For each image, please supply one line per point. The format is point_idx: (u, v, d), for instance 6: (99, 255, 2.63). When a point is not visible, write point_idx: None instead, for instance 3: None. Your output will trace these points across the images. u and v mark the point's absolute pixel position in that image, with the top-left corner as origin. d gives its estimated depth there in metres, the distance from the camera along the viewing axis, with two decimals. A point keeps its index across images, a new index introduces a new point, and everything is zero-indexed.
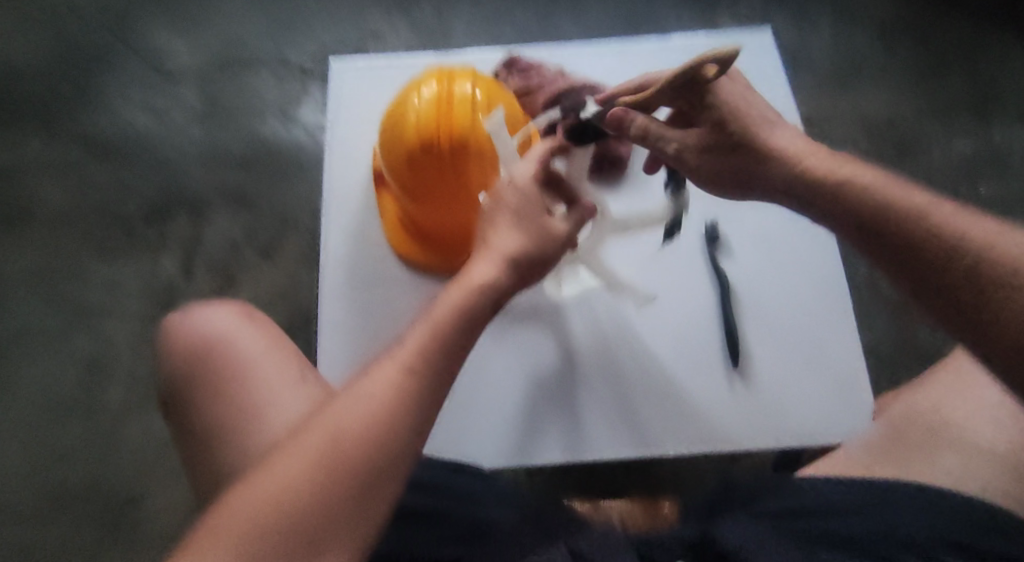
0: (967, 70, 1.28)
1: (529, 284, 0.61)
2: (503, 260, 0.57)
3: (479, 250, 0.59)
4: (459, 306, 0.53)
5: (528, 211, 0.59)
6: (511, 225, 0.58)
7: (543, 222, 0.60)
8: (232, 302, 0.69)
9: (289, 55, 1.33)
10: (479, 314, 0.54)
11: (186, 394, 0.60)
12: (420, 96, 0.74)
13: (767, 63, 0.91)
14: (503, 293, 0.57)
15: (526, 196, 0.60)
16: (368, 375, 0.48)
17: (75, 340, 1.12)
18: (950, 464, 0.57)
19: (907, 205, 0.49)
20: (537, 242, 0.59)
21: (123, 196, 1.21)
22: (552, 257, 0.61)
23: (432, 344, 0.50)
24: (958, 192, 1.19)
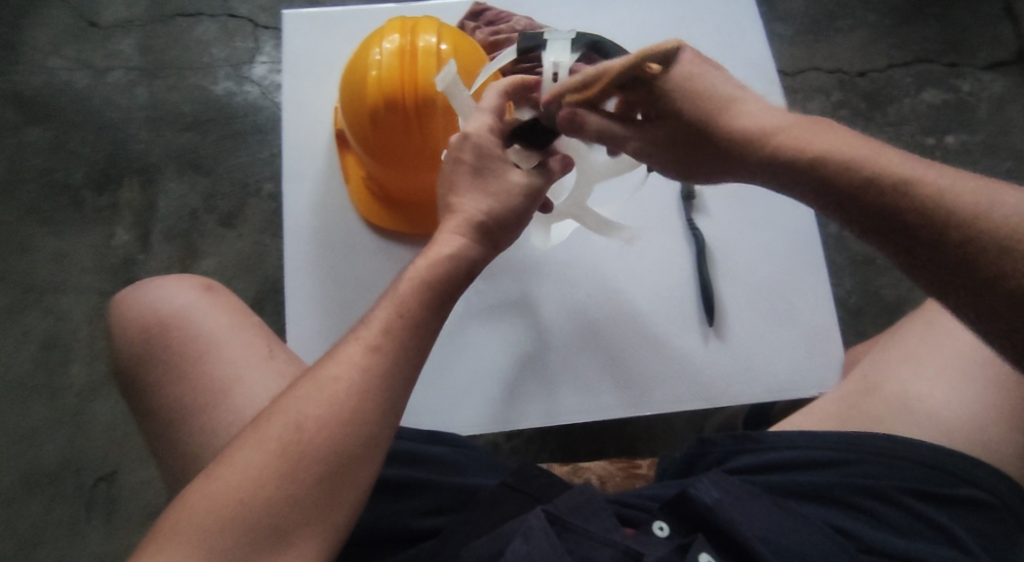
0: (938, 16, 1.27)
1: (502, 246, 0.60)
2: (468, 224, 0.56)
3: (445, 216, 0.58)
4: (426, 279, 0.52)
5: (489, 170, 0.58)
6: (473, 187, 0.57)
7: (505, 178, 0.58)
8: (190, 274, 0.64)
9: (237, 5, 1.24)
10: (450, 284, 0.53)
11: (142, 376, 0.57)
12: (381, 50, 0.70)
13: (743, 10, 0.88)
14: (475, 259, 0.55)
15: (485, 147, 0.57)
16: (333, 357, 0.48)
17: (28, 318, 1.07)
18: (919, 417, 0.58)
19: (894, 172, 0.41)
20: (504, 202, 0.57)
21: (67, 163, 1.14)
22: (523, 216, 0.60)
23: (398, 321, 0.49)
24: (925, 143, 1.19)
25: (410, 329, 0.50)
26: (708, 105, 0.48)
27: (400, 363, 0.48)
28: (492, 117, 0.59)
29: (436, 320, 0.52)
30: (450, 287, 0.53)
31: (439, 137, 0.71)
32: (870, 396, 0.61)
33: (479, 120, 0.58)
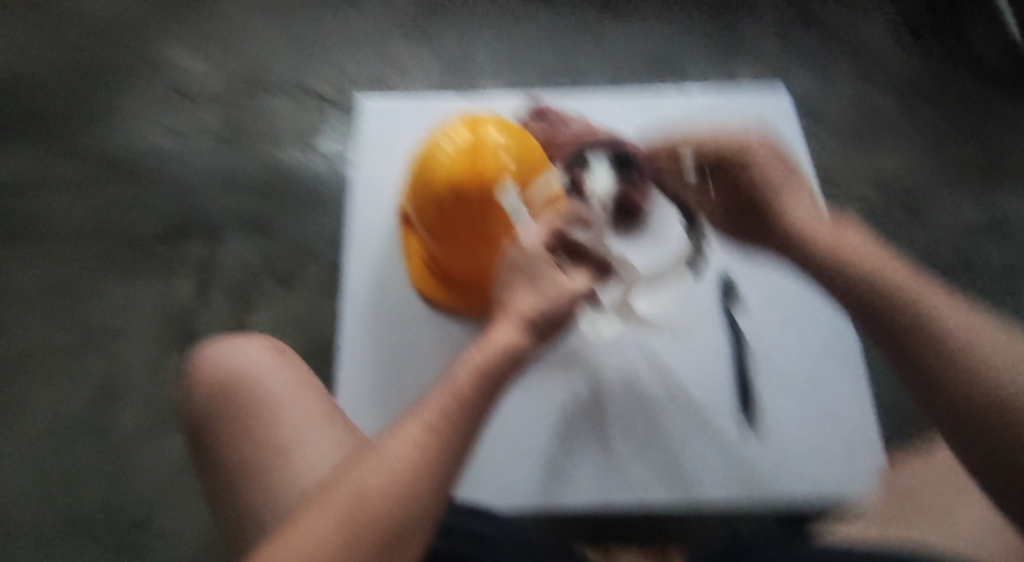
0: (977, 135, 1.31)
1: (550, 342, 0.61)
2: (519, 321, 0.57)
3: (499, 313, 0.60)
4: (480, 367, 0.54)
5: (542, 274, 0.59)
6: (528, 288, 0.59)
7: (557, 282, 0.59)
8: (261, 336, 0.72)
9: (314, 85, 1.36)
10: (501, 374, 0.55)
11: (210, 430, 0.62)
12: (452, 142, 0.74)
13: (785, 128, 0.96)
14: (521, 354, 0.57)
15: (536, 252, 0.60)
16: (392, 434, 0.50)
17: (85, 360, 1.11)
18: (958, 529, 0.61)
19: (899, 292, 0.54)
20: (555, 301, 0.59)
21: (143, 217, 1.22)
22: (570, 315, 0.61)
23: (451, 402, 0.52)
24: (971, 257, 1.19)
25: (464, 410, 0.52)
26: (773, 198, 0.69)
27: (454, 439, 0.50)
28: (543, 232, 0.63)
29: (487, 404, 0.54)
30: (497, 381, 0.55)
31: (499, 225, 0.75)
32: (903, 500, 0.66)
33: (531, 235, 0.62)
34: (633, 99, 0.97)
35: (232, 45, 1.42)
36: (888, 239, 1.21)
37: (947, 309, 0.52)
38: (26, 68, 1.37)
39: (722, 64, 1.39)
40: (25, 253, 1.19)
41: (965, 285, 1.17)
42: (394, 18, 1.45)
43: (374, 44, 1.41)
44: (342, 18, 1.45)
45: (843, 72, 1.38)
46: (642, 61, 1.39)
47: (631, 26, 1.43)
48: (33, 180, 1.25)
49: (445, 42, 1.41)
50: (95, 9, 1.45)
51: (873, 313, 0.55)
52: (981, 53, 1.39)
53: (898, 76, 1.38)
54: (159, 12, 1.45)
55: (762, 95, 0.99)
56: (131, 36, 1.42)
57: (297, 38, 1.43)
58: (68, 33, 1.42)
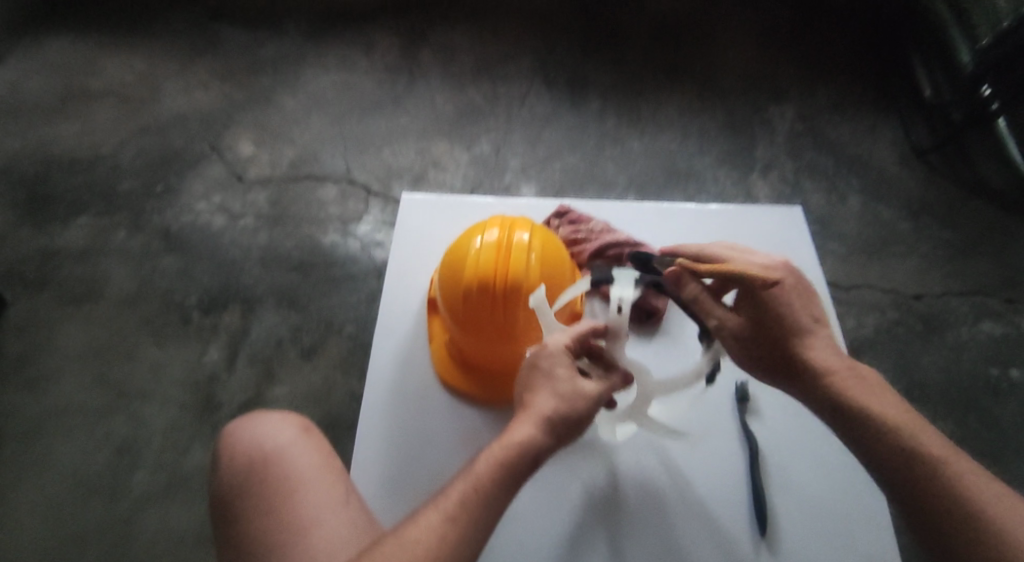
0: (988, 254, 1.35)
1: (568, 442, 0.68)
2: (538, 422, 0.64)
3: (522, 411, 0.67)
4: (497, 463, 0.61)
5: (562, 380, 0.67)
6: (548, 391, 0.67)
7: (575, 385, 0.67)
8: (293, 412, 0.76)
9: (357, 175, 1.47)
10: (517, 471, 0.61)
11: (240, 502, 0.66)
12: (482, 239, 0.81)
13: (797, 239, 1.02)
14: (536, 454, 0.63)
15: (557, 355, 0.68)
16: (416, 521, 0.58)
17: (112, 421, 1.14)
18: None
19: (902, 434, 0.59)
20: (571, 405, 0.66)
21: (187, 287, 1.30)
22: (586, 419, 0.67)
23: (469, 495, 0.59)
24: (989, 373, 1.20)
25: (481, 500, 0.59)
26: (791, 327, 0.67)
27: (468, 529, 0.57)
28: (570, 337, 0.70)
29: (503, 498, 0.60)
30: (512, 476, 0.61)
31: (519, 318, 0.80)
32: None
33: (558, 338, 0.69)
34: (650, 208, 1.05)
35: (287, 135, 1.55)
36: (904, 350, 1.22)
37: (923, 434, 0.59)
38: (105, 148, 1.52)
39: (739, 173, 1.48)
40: (74, 314, 1.26)
41: (988, 405, 1.16)
42: (437, 120, 1.58)
43: (416, 142, 1.54)
44: (389, 118, 1.58)
45: (855, 186, 1.46)
46: (663, 168, 1.49)
47: (655, 137, 1.54)
48: (93, 247, 1.35)
49: (481, 143, 1.53)
50: (172, 100, 1.62)
51: (885, 446, 0.59)
52: (991, 177, 1.45)
53: (909, 194, 1.45)
54: (227, 104, 1.61)
55: (777, 213, 1.05)
56: (200, 124, 1.57)
57: (346, 132, 1.56)
58: (146, 120, 1.58)
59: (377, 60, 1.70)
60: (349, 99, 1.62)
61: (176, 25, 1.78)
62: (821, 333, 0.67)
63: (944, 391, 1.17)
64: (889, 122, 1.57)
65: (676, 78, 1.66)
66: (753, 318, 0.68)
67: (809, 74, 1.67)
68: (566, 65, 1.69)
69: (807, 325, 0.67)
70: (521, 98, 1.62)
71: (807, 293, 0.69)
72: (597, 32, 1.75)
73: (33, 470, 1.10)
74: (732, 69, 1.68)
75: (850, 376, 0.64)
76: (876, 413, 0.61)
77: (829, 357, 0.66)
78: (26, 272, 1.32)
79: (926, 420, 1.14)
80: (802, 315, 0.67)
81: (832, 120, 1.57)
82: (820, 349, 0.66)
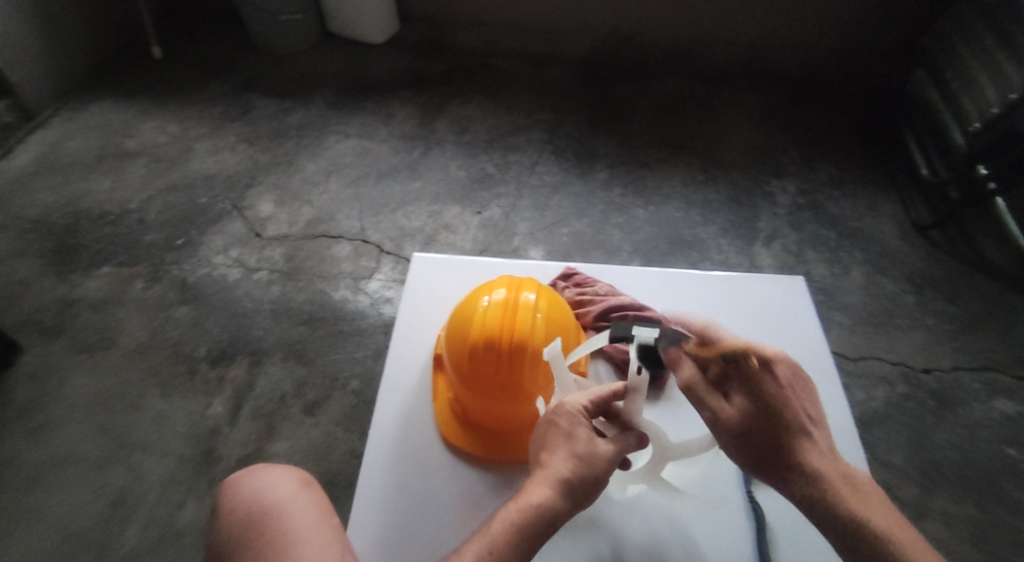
0: (998, 330, 1.35)
1: (587, 504, 0.70)
2: (555, 483, 0.68)
3: (538, 473, 0.70)
4: (513, 524, 0.65)
5: (579, 442, 0.70)
6: (565, 453, 0.70)
7: (592, 446, 0.70)
8: (297, 467, 0.76)
9: (371, 234, 1.52)
10: (534, 532, 0.65)
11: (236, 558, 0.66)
12: (489, 298, 0.83)
13: (800, 308, 1.03)
14: (553, 516, 0.66)
15: (574, 417, 0.72)
16: None
17: (110, 472, 1.14)
18: None
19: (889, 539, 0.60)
20: (588, 466, 0.68)
21: (197, 339, 1.32)
22: (604, 478, 0.69)
23: (487, 556, 0.64)
24: (1005, 453, 1.17)
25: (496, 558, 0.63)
26: (784, 420, 0.67)
27: None
28: (588, 399, 0.74)
29: (520, 556, 0.64)
30: (529, 537, 0.65)
31: (523, 377, 0.81)
32: None
33: (576, 399, 0.73)
34: (656, 273, 1.07)
35: (306, 195, 1.61)
36: (916, 426, 1.20)
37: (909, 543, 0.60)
38: (132, 204, 1.58)
39: (744, 244, 1.51)
40: (84, 362, 1.28)
41: (1005, 485, 1.13)
42: (450, 186, 1.64)
43: (429, 206, 1.59)
44: (404, 182, 1.65)
45: (860, 260, 1.48)
46: (669, 236, 1.52)
47: (661, 207, 1.59)
48: (111, 298, 1.39)
49: (492, 208, 1.58)
50: (200, 161, 1.70)
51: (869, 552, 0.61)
52: (993, 254, 1.48)
53: (915, 269, 1.46)
54: (251, 166, 1.69)
55: (781, 281, 1.07)
56: (224, 183, 1.64)
57: (362, 194, 1.62)
58: (174, 178, 1.65)
59: (396, 128, 1.79)
60: (367, 164, 1.70)
61: (210, 93, 1.89)
62: (818, 436, 0.67)
63: (958, 470, 1.14)
64: (890, 198, 1.61)
65: (682, 153, 1.73)
66: (753, 405, 0.69)
67: (810, 152, 1.73)
68: (575, 137, 1.77)
69: (806, 424, 0.67)
70: (532, 167, 1.69)
71: (801, 389, 0.70)
72: (605, 108, 1.85)
73: (27, 520, 1.08)
74: (735, 146, 1.74)
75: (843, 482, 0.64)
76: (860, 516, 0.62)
77: (820, 459, 0.66)
78: (44, 320, 1.35)
79: (941, 498, 1.11)
80: (800, 414, 0.67)
81: (834, 196, 1.62)
82: (812, 450, 0.66)
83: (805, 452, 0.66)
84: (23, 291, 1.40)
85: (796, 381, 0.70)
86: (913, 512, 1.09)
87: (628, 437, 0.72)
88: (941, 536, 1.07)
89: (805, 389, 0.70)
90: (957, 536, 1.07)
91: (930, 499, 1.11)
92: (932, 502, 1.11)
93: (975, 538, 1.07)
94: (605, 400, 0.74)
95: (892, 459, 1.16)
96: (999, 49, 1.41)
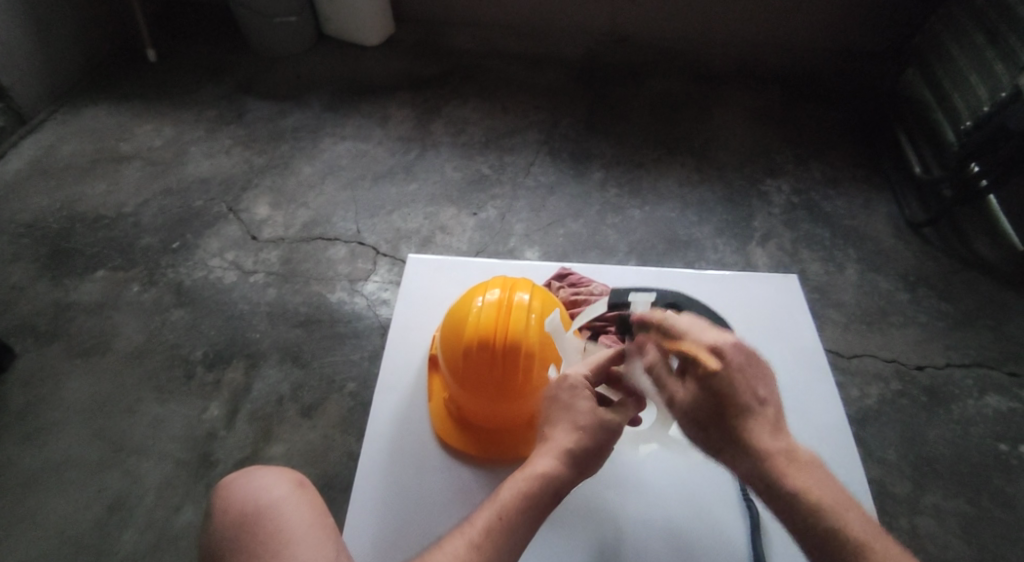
0: (991, 328, 1.35)
1: (589, 473, 0.72)
2: (559, 454, 0.69)
3: (542, 445, 0.72)
4: (521, 494, 0.66)
5: (582, 412, 0.72)
6: (569, 425, 0.72)
7: (594, 415, 0.72)
8: (292, 469, 0.76)
9: (367, 236, 1.52)
10: (541, 499, 0.67)
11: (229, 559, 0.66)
12: (483, 299, 0.83)
13: (796, 307, 1.04)
14: (558, 486, 0.68)
15: (575, 389, 0.74)
16: (440, 548, 0.64)
17: (106, 477, 1.13)
18: None
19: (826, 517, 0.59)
20: (589, 435, 0.71)
21: (194, 342, 1.32)
22: (605, 445, 0.72)
23: (497, 521, 0.65)
24: (998, 448, 1.18)
25: (506, 530, 0.64)
26: (733, 406, 0.64)
27: (500, 547, 0.63)
28: (590, 367, 0.76)
29: (528, 525, 0.65)
30: (536, 507, 0.66)
31: (518, 375, 0.81)
32: None
33: (578, 370, 0.76)
34: (650, 273, 1.07)
35: (302, 197, 1.61)
36: (910, 423, 1.21)
37: (851, 520, 0.58)
38: (127, 207, 1.58)
39: (738, 243, 1.51)
40: (80, 367, 1.28)
41: (999, 481, 1.14)
42: (445, 187, 1.64)
43: (425, 207, 1.60)
44: (399, 184, 1.65)
45: (855, 259, 1.48)
46: (665, 235, 1.53)
47: (655, 206, 1.59)
48: (107, 302, 1.39)
49: (487, 208, 1.59)
50: (195, 164, 1.70)
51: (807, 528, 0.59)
52: (986, 252, 1.49)
53: (908, 266, 1.47)
54: (247, 169, 1.69)
55: (774, 280, 1.07)
56: (220, 186, 1.64)
57: (358, 195, 1.62)
58: (169, 181, 1.65)
59: (391, 130, 1.80)
60: (363, 166, 1.70)
61: (206, 96, 1.89)
62: (766, 414, 0.65)
63: (955, 467, 1.15)
64: (884, 197, 1.62)
65: (677, 152, 1.73)
66: (704, 393, 0.66)
67: (804, 151, 1.73)
68: (570, 138, 1.77)
69: (752, 405, 0.64)
70: (527, 168, 1.69)
71: (755, 371, 0.67)
72: (600, 109, 1.85)
73: (24, 525, 1.08)
74: (730, 145, 1.75)
75: (786, 462, 0.62)
76: (804, 493, 0.60)
77: (769, 439, 0.63)
78: (40, 324, 1.34)
79: (936, 494, 1.12)
80: (749, 397, 0.65)
81: (827, 194, 1.62)
82: (761, 431, 0.64)
83: (751, 435, 0.63)
84: (18, 295, 1.40)
85: (749, 364, 0.67)
86: (907, 508, 1.10)
87: (625, 405, 0.75)
88: (936, 532, 1.08)
89: (761, 371, 0.67)
90: (951, 533, 1.08)
91: (924, 495, 1.12)
92: (927, 498, 1.11)
93: (970, 533, 1.07)
94: (607, 367, 0.77)
95: (887, 456, 1.16)
96: (990, 48, 1.42)
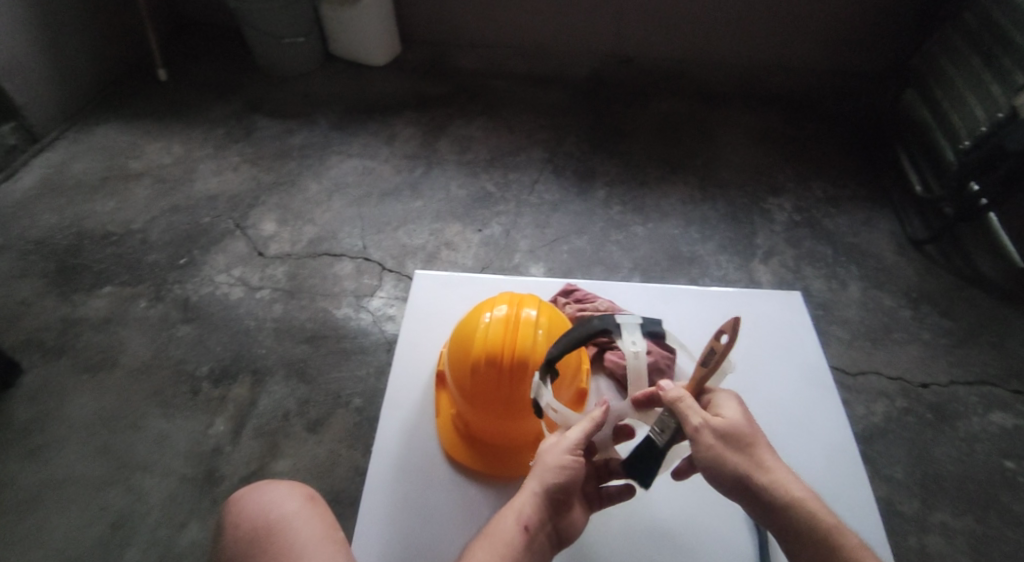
0: (996, 346, 1.36)
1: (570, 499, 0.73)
2: (532, 490, 0.73)
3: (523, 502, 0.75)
4: (485, 533, 0.71)
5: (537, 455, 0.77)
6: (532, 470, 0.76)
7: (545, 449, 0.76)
8: (303, 481, 0.76)
9: (373, 252, 1.53)
10: (505, 529, 0.70)
11: None
12: (491, 314, 0.83)
13: (799, 323, 1.05)
14: (538, 521, 0.71)
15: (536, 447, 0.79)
16: None
17: (111, 493, 1.13)
18: None
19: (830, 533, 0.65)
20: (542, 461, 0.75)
21: (200, 358, 1.32)
22: (563, 462, 0.73)
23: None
24: (1004, 466, 1.17)
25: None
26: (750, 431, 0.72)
27: None
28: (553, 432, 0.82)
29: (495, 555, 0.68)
30: (522, 549, 0.69)
31: (525, 391, 0.82)
32: None
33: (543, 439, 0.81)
34: (654, 289, 1.08)
35: (307, 214, 1.63)
36: (917, 440, 1.20)
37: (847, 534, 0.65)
38: (136, 224, 1.60)
39: (742, 260, 1.53)
40: (87, 383, 1.28)
41: (1006, 499, 1.13)
42: (450, 204, 1.66)
43: (430, 224, 1.61)
44: (405, 202, 1.67)
45: (858, 276, 1.49)
46: (669, 252, 1.54)
47: (658, 223, 1.61)
48: (114, 317, 1.40)
49: (491, 225, 1.60)
50: (203, 182, 1.72)
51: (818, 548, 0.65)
52: (988, 269, 1.50)
53: (911, 284, 1.48)
54: (254, 186, 1.71)
55: (778, 297, 1.08)
56: (227, 203, 1.66)
57: (364, 211, 1.64)
58: (177, 198, 1.67)
59: (397, 148, 1.82)
60: (368, 184, 1.72)
61: (214, 114, 1.92)
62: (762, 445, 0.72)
63: (964, 487, 1.15)
64: (885, 214, 1.63)
65: (679, 170, 1.75)
66: (748, 420, 0.73)
67: (805, 169, 1.75)
68: (573, 155, 1.80)
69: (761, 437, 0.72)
70: (532, 185, 1.71)
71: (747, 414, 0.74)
72: (604, 127, 1.88)
73: (27, 543, 1.07)
74: (731, 163, 1.77)
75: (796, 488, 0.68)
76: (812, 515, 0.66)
77: (775, 467, 0.70)
78: (46, 340, 1.35)
79: (944, 513, 1.11)
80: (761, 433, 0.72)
81: (828, 212, 1.64)
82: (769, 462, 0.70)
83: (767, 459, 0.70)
84: (27, 310, 1.40)
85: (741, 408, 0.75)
86: (916, 528, 1.09)
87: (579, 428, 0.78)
88: (944, 552, 1.07)
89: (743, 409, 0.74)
90: (959, 551, 1.07)
91: (933, 514, 1.11)
92: (934, 516, 1.11)
93: (979, 552, 1.07)
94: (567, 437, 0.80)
95: (893, 474, 1.16)
96: (986, 69, 1.45)
